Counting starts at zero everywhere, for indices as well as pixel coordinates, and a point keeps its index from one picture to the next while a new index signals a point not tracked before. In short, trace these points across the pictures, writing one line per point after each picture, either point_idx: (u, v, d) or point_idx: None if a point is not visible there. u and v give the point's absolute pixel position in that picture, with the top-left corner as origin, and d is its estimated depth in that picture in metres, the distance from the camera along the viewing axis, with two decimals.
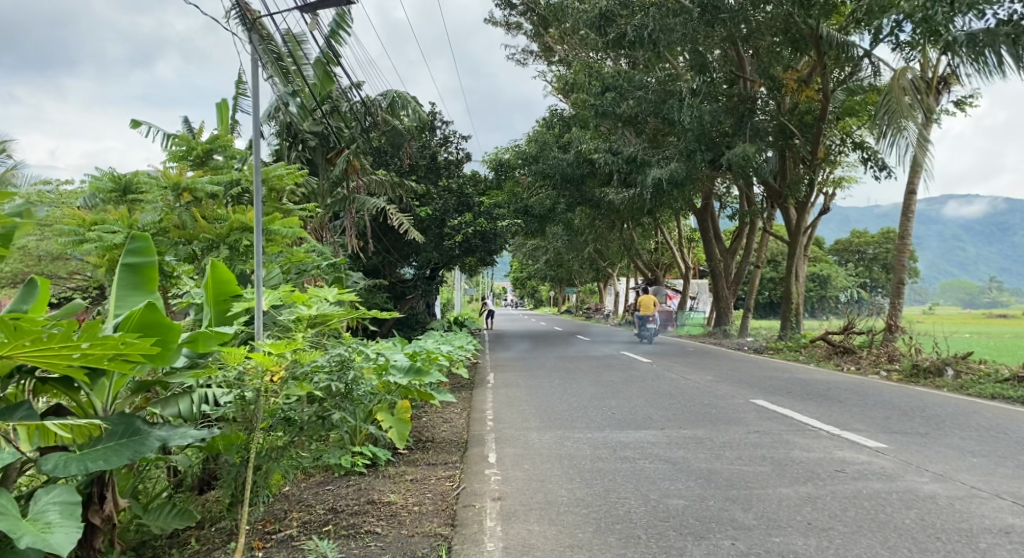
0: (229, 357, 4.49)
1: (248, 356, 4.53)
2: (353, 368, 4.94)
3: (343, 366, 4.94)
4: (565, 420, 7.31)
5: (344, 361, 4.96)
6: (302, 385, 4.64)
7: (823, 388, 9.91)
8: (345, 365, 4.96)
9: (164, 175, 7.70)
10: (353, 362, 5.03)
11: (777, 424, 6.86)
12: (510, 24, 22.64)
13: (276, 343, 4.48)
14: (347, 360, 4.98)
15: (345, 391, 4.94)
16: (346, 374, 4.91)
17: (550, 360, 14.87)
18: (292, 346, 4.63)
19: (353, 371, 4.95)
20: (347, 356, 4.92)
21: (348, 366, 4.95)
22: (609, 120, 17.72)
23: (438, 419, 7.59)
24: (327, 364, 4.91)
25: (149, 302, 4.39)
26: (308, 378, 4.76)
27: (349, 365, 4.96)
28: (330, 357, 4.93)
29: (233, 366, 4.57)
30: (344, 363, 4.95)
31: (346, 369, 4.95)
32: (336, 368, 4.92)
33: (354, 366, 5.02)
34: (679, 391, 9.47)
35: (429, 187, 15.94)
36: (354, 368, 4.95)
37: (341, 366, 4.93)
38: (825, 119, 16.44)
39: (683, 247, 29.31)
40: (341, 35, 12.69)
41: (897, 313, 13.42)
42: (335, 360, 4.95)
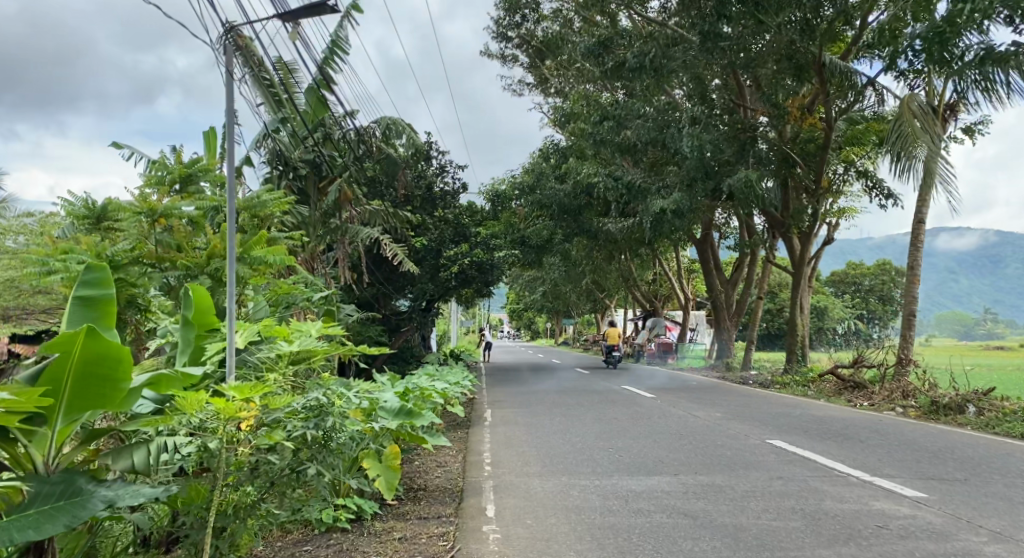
0: (189, 404, 4.02)
1: (209, 402, 4.04)
2: (332, 415, 4.38)
3: (322, 412, 4.39)
4: (569, 464, 6.77)
5: (322, 406, 4.40)
6: (272, 435, 4.13)
7: (839, 427, 9.38)
8: (323, 412, 4.40)
9: (139, 200, 7.01)
10: (333, 408, 4.45)
11: (801, 469, 6.32)
12: (505, 55, 22.36)
13: (240, 384, 4.01)
14: (325, 404, 4.43)
15: (323, 439, 4.36)
16: (323, 421, 4.34)
17: (549, 394, 14.31)
18: (259, 389, 4.14)
19: (332, 417, 4.39)
20: (325, 401, 4.37)
21: (326, 413, 4.39)
22: (608, 149, 17.35)
23: (431, 463, 7.05)
24: (303, 410, 4.36)
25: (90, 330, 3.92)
26: (281, 425, 4.24)
27: (327, 411, 4.41)
28: (305, 400, 4.39)
29: (191, 414, 4.09)
30: (322, 410, 4.40)
31: (324, 415, 4.39)
32: (314, 414, 4.37)
33: (334, 412, 4.44)
34: (690, 430, 8.93)
35: (425, 217, 15.42)
36: (333, 414, 4.39)
37: (319, 412, 4.37)
38: (829, 148, 16.02)
39: (682, 278, 28.83)
40: (333, 59, 12.26)
41: (908, 346, 12.92)
42: (313, 404, 4.40)
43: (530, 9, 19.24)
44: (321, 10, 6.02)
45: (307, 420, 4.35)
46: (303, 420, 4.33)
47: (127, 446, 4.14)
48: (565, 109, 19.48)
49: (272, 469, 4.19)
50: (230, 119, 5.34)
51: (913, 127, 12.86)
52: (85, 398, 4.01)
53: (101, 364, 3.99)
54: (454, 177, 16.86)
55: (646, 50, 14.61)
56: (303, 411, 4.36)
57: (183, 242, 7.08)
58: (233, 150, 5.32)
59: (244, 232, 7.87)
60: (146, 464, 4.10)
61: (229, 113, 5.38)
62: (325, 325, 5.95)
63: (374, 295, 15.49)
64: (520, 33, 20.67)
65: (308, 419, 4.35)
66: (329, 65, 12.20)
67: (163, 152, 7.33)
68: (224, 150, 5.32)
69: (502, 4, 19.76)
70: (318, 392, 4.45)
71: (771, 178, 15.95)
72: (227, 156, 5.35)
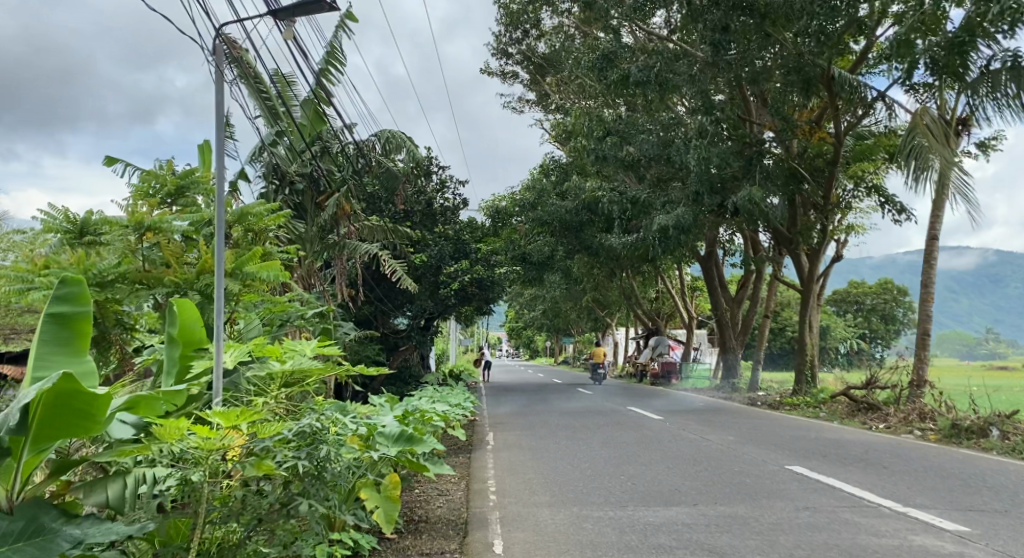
0: (167, 432, 3.75)
1: (190, 429, 3.73)
2: (326, 443, 3.96)
3: (315, 441, 3.97)
4: (580, 493, 6.39)
5: (315, 435, 3.99)
6: (261, 465, 3.74)
7: (859, 450, 9.00)
8: (316, 440, 3.99)
9: (126, 213, 6.52)
10: (326, 435, 4.04)
11: (828, 499, 5.94)
12: (505, 72, 22.16)
13: (224, 412, 3.74)
14: (318, 432, 4.02)
15: (317, 470, 3.94)
16: (316, 450, 3.91)
17: (554, 415, 13.92)
18: (247, 415, 3.82)
19: (325, 446, 3.96)
20: (318, 429, 3.95)
21: (319, 442, 3.98)
22: (610, 165, 17.04)
23: (432, 492, 6.67)
24: (294, 438, 3.94)
25: (68, 373, 3.48)
26: (270, 456, 3.80)
27: (320, 440, 3.99)
28: (295, 426, 3.97)
29: (172, 444, 3.75)
30: (314, 438, 3.98)
31: (317, 444, 3.97)
32: (307, 444, 3.95)
33: (327, 440, 4.03)
34: (703, 454, 8.54)
35: (425, 232, 15.20)
36: (326, 442, 3.97)
37: (311, 441, 3.96)
38: (838, 165, 15.68)
39: (685, 296, 28.48)
40: (332, 71, 12.00)
41: (923, 367, 12.57)
42: (304, 431, 3.98)
43: (531, 25, 19.07)
44: (318, 8, 5.70)
45: (298, 449, 3.93)
46: (293, 448, 3.90)
47: (99, 480, 3.73)
48: (566, 124, 19.21)
49: (258, 505, 3.77)
50: (222, 129, 4.98)
51: (927, 139, 12.54)
52: (52, 433, 3.61)
53: (75, 402, 3.57)
54: (455, 193, 16.57)
55: (650, 63, 14.25)
56: (294, 440, 3.94)
57: (172, 259, 6.56)
58: (225, 162, 4.99)
59: (238, 248, 7.48)
60: (118, 501, 3.67)
61: (220, 120, 5.05)
62: (319, 344, 5.57)
63: (371, 313, 15.08)
64: (521, 49, 20.49)
65: (299, 448, 3.92)
66: (326, 77, 11.93)
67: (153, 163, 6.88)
68: (217, 162, 4.99)
69: (504, 20, 19.59)
70: (312, 419, 4.04)
71: (778, 195, 15.62)
72: (216, 164, 5.02)
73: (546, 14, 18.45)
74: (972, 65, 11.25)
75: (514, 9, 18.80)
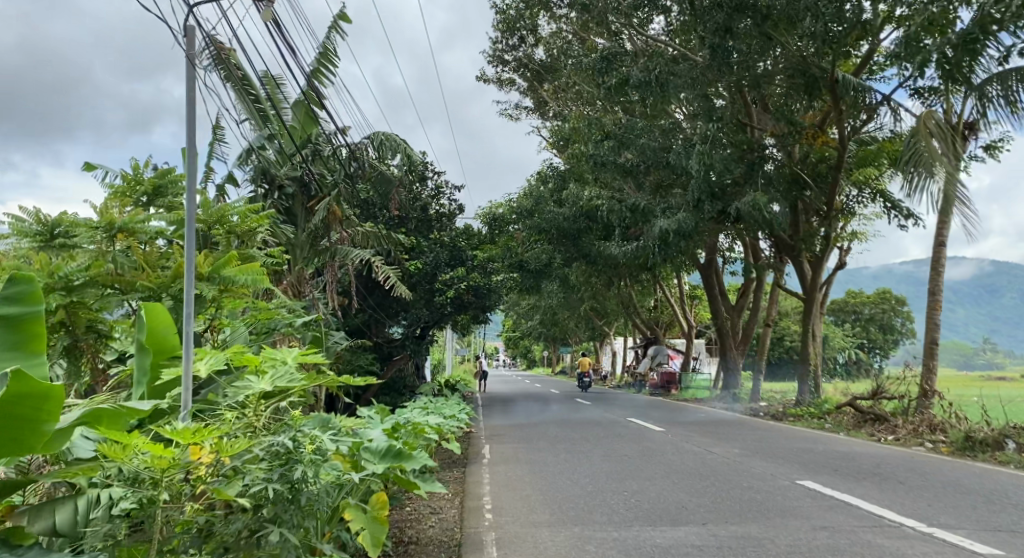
0: (115, 453, 3.34)
1: (142, 446, 3.38)
2: (301, 463, 3.58)
3: (290, 462, 3.59)
4: (581, 511, 6.03)
5: (291, 454, 3.61)
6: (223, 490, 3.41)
7: (871, 463, 8.63)
8: (290, 460, 3.60)
9: (97, 213, 6.11)
10: (300, 454, 3.62)
11: (846, 518, 5.57)
12: (502, 79, 21.88)
13: (180, 430, 3.44)
14: (294, 451, 3.64)
15: (289, 493, 3.54)
16: (289, 471, 3.54)
17: (552, 426, 13.53)
18: (208, 431, 3.48)
19: (301, 466, 3.58)
20: (292, 448, 3.58)
21: (295, 461, 3.60)
22: (609, 171, 16.69)
23: (424, 510, 6.31)
24: (266, 457, 3.59)
25: (18, 370, 3.23)
26: (237, 477, 3.49)
27: (296, 459, 3.61)
28: (267, 444, 3.61)
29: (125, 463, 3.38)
30: (289, 457, 3.61)
31: (292, 465, 3.60)
32: (282, 464, 3.59)
33: (301, 460, 3.61)
34: (709, 469, 8.18)
35: (420, 239, 14.87)
36: (302, 462, 3.59)
37: (287, 461, 3.59)
38: (841, 170, 15.23)
39: (684, 305, 28.12)
40: (324, 72, 11.66)
41: (932, 377, 12.22)
42: (277, 449, 3.61)
43: (528, 31, 18.79)
44: None
45: (271, 470, 3.57)
46: (265, 470, 3.54)
47: (48, 503, 3.41)
48: (563, 130, 18.90)
49: (224, 533, 3.45)
50: (192, 123, 4.60)
51: (929, 150, 11.86)
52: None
53: (25, 405, 3.32)
54: (451, 199, 16.25)
55: (651, 66, 13.95)
56: (267, 460, 3.58)
57: (145, 262, 6.14)
58: (195, 158, 4.62)
59: (217, 251, 7.04)
60: (69, 524, 3.34)
61: (190, 112, 4.66)
62: (301, 353, 5.21)
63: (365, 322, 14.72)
64: (518, 56, 20.19)
65: (272, 469, 3.56)
66: (318, 79, 11.59)
67: (130, 160, 6.48)
68: (189, 158, 4.63)
69: (500, 26, 19.33)
70: (287, 437, 3.67)
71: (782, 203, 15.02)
72: (190, 158, 4.65)
73: (543, 20, 18.18)
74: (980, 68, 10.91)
75: (511, 15, 18.55)
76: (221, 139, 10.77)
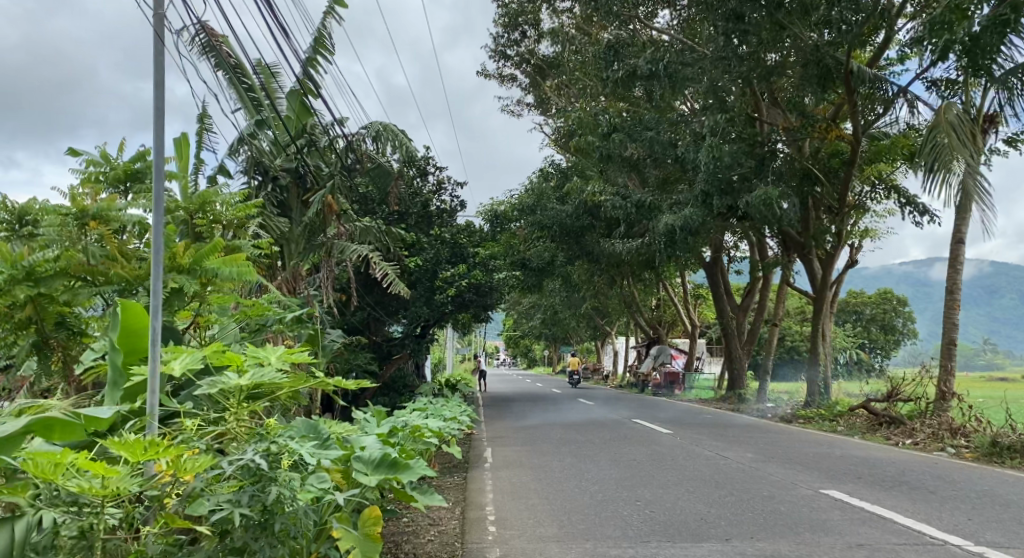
0: (46, 472, 3.08)
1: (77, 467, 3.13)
2: (275, 483, 3.36)
3: (263, 481, 3.38)
4: (593, 524, 5.60)
5: (263, 473, 3.39)
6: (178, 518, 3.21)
7: (894, 470, 8.19)
8: (263, 478, 3.39)
9: (67, 199, 5.60)
10: (273, 474, 3.41)
11: (883, 534, 5.17)
12: (503, 74, 21.41)
13: (127, 444, 3.18)
14: (268, 469, 3.42)
15: (260, 516, 3.32)
16: (260, 492, 3.32)
17: (554, 429, 13.06)
18: (162, 447, 3.25)
19: (275, 487, 3.36)
20: (265, 467, 3.36)
21: (268, 481, 3.38)
22: (614, 165, 16.19)
23: (422, 522, 5.85)
24: (236, 476, 3.38)
25: None
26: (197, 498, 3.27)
27: (270, 478, 3.39)
28: (236, 461, 3.40)
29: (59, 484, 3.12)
30: (262, 476, 3.39)
31: (266, 484, 3.38)
32: (254, 483, 3.38)
33: (274, 480, 3.39)
34: (725, 475, 7.74)
35: (420, 235, 14.39)
36: (276, 482, 3.37)
37: (259, 480, 3.37)
38: (854, 165, 14.60)
39: (688, 306, 27.63)
40: (319, 60, 11.19)
41: (949, 379, 11.75)
42: (248, 467, 3.40)
43: (531, 24, 18.30)
44: None
45: (240, 490, 3.36)
46: (234, 490, 3.34)
47: None
48: (567, 125, 18.41)
49: None
50: (163, 101, 4.13)
51: (947, 136, 10.85)
52: None
53: None
54: (452, 194, 15.80)
55: (660, 55, 13.47)
56: (237, 479, 3.38)
57: (121, 253, 5.60)
58: (163, 138, 4.11)
59: (200, 242, 6.47)
60: (3, 551, 2.96)
61: (161, 82, 4.19)
62: (287, 351, 4.77)
63: (364, 319, 14.31)
64: (520, 51, 19.69)
65: (243, 489, 3.36)
66: (314, 67, 11.11)
67: (99, 144, 6.06)
68: (156, 139, 4.10)
69: (502, 20, 18.81)
70: (259, 453, 3.46)
71: (791, 197, 14.50)
72: (158, 131, 4.15)
73: (546, 13, 17.71)
74: (1003, 59, 10.28)
75: (513, 9, 18.06)
76: (210, 127, 10.30)
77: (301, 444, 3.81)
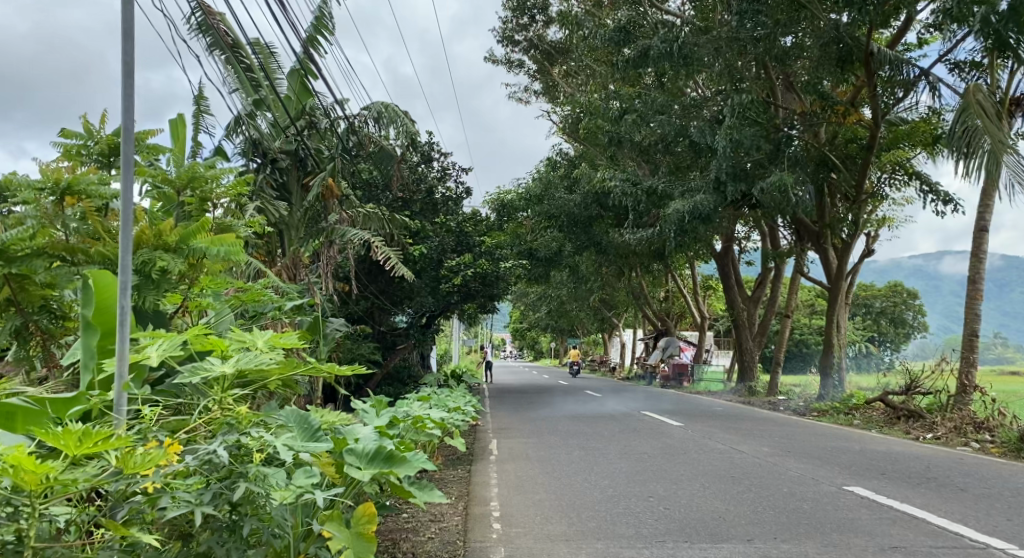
0: None
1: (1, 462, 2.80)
2: (244, 480, 3.22)
3: (232, 477, 3.24)
4: (604, 523, 5.25)
5: (232, 468, 3.26)
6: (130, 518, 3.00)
7: (919, 466, 7.81)
8: (232, 474, 3.25)
9: (42, 170, 5.25)
10: (240, 470, 3.26)
11: (918, 536, 4.81)
12: (511, 60, 20.97)
13: (58, 436, 2.92)
14: (237, 464, 3.28)
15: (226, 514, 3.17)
16: (228, 490, 3.17)
17: (562, 421, 12.69)
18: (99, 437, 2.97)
19: (244, 483, 3.22)
20: (235, 460, 3.22)
21: (238, 477, 3.24)
22: (624, 150, 15.76)
23: (425, 520, 5.49)
24: (200, 472, 3.22)
25: None
26: (157, 496, 3.07)
27: (240, 474, 3.25)
28: (201, 455, 3.25)
29: None
30: (231, 472, 3.25)
31: (234, 481, 3.24)
32: (222, 479, 3.24)
33: (242, 477, 3.24)
34: (743, 470, 7.37)
35: (425, 222, 13.98)
36: (245, 478, 3.23)
37: (227, 476, 3.23)
38: (873, 151, 14.14)
39: (698, 297, 27.16)
40: (320, 39, 10.82)
41: (972, 372, 11.34)
42: (214, 462, 3.25)
43: (539, 8, 17.86)
44: None
45: (206, 487, 3.20)
46: (199, 487, 3.17)
47: None
48: (575, 112, 17.94)
49: None
50: (131, 62, 3.76)
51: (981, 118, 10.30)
52: None
53: None
54: (458, 180, 15.41)
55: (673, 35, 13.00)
56: (203, 475, 3.22)
57: (102, 229, 5.22)
58: (132, 98, 3.76)
59: (188, 220, 6.07)
60: None
61: (130, 38, 3.82)
62: (275, 334, 4.46)
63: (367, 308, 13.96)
64: (528, 35, 19.21)
65: (208, 487, 3.19)
66: (314, 46, 10.74)
67: (80, 116, 5.70)
68: (123, 96, 3.75)
69: (510, 3, 18.34)
70: (226, 447, 3.32)
71: (808, 183, 14.04)
72: (124, 91, 3.78)
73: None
74: None
75: None
76: (206, 109, 9.95)
77: (276, 436, 3.70)
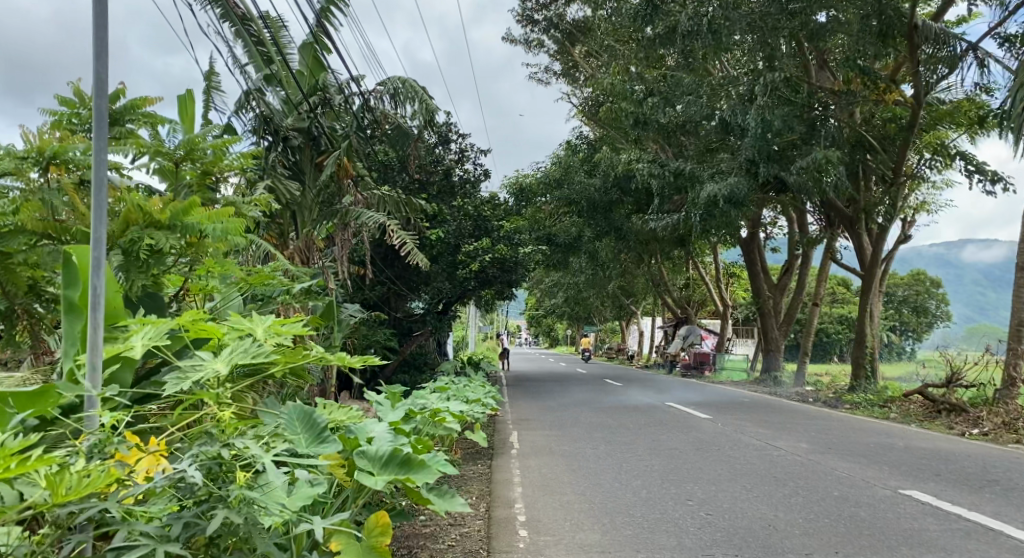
0: None
1: None
2: (224, 507, 2.81)
3: (210, 501, 2.85)
4: (643, 530, 4.76)
5: (211, 490, 2.87)
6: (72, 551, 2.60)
7: (975, 466, 7.23)
8: (209, 497, 2.86)
9: (27, 138, 4.77)
10: (215, 494, 2.87)
11: (998, 551, 4.29)
12: (530, 40, 20.32)
13: None
14: (216, 487, 2.89)
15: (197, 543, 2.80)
16: (201, 519, 2.78)
17: (584, 412, 12.19)
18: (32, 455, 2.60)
19: (223, 510, 2.81)
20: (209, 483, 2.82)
21: (217, 502, 2.85)
22: (649, 133, 15.12)
23: (445, 523, 5.02)
24: (173, 494, 2.84)
25: None
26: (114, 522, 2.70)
27: (219, 498, 2.87)
28: (175, 474, 2.87)
29: None
30: (209, 495, 2.86)
31: (212, 506, 2.85)
32: (199, 503, 2.85)
33: (218, 502, 2.85)
34: (784, 470, 6.84)
35: (443, 206, 13.37)
36: (224, 505, 2.83)
37: (205, 500, 2.84)
38: (913, 132, 13.42)
39: (721, 284, 26.43)
40: (333, 11, 10.29)
41: (1019, 364, 10.71)
42: (189, 483, 2.86)
43: None
44: None
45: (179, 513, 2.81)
46: (169, 513, 2.79)
47: None
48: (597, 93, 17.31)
49: None
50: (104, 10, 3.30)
51: None
52: None
53: None
54: (476, 163, 14.87)
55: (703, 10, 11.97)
56: (177, 498, 2.83)
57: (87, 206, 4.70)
58: (106, 47, 3.31)
59: (187, 197, 5.55)
60: None
61: None
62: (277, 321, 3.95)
63: (382, 294, 13.50)
64: (549, 14, 18.55)
65: (180, 511, 2.81)
66: (327, 18, 10.22)
67: (69, 81, 5.20)
68: (96, 48, 3.30)
69: None
70: (203, 464, 2.93)
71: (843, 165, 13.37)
72: (96, 42, 3.31)
73: None
74: None
75: None
76: (216, 85, 9.47)
77: (270, 447, 3.29)
